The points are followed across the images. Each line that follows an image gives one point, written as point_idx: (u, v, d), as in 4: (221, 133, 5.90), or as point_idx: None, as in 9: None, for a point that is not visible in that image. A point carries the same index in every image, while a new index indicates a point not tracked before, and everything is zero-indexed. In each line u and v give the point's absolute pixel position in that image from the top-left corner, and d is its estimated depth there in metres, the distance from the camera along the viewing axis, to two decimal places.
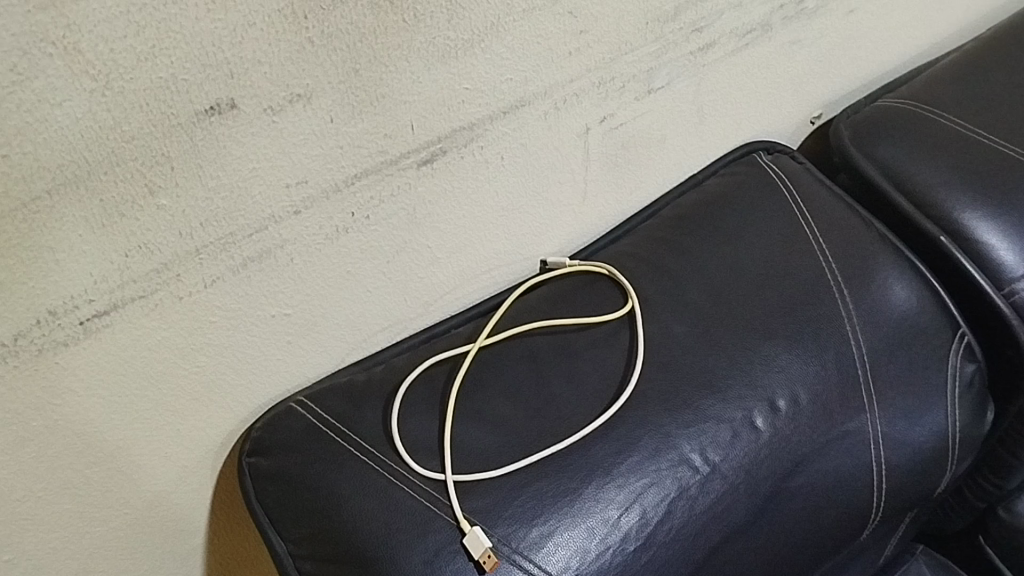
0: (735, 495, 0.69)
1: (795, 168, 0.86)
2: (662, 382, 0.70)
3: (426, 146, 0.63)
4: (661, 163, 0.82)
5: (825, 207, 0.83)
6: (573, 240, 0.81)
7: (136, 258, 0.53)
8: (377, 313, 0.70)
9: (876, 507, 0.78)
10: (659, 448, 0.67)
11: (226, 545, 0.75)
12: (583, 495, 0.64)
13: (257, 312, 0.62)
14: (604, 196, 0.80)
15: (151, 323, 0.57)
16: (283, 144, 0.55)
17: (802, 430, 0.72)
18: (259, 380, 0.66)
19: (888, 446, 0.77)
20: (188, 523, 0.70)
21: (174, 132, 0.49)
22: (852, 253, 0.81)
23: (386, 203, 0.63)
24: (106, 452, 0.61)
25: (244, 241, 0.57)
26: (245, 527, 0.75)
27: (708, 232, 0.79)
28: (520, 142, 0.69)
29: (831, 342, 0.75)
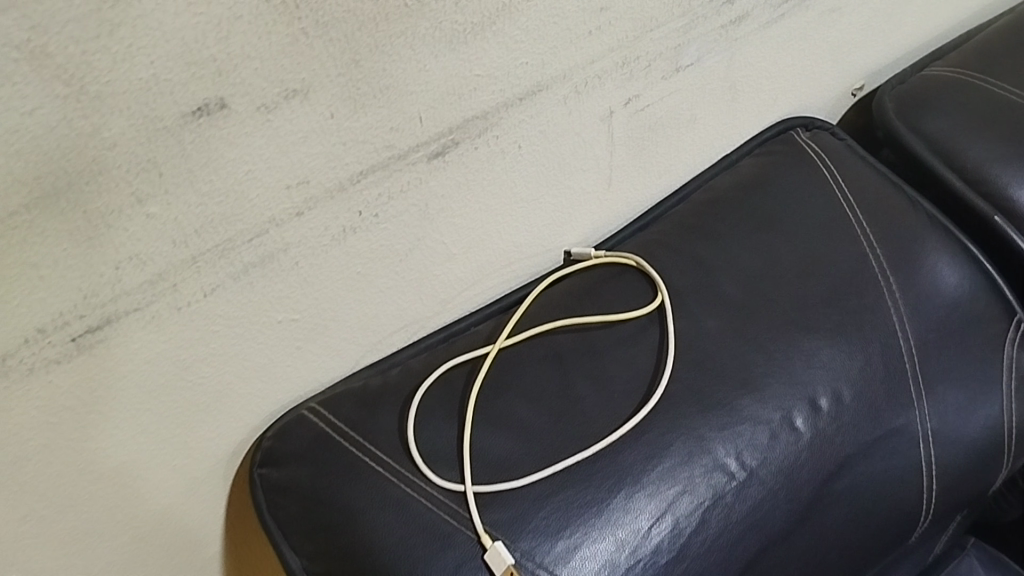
0: (774, 501, 0.65)
1: (836, 145, 0.81)
2: (693, 382, 0.66)
3: (437, 139, 0.59)
4: (691, 143, 0.77)
5: (869, 188, 0.78)
6: (599, 229, 0.76)
7: (128, 270, 0.50)
8: (391, 313, 0.66)
9: (926, 507, 0.74)
10: (693, 453, 0.63)
11: (244, 556, 0.72)
12: (611, 505, 0.61)
13: (263, 318, 0.58)
14: (631, 181, 0.75)
15: (149, 336, 0.54)
16: (280, 143, 0.51)
17: (846, 429, 0.68)
18: (269, 387, 0.63)
19: (937, 443, 0.72)
20: (203, 540, 0.68)
21: (160, 137, 0.46)
22: (898, 238, 0.76)
23: (396, 199, 0.59)
24: (110, 468, 0.58)
25: (244, 246, 0.54)
26: (262, 548, 0.73)
27: (742, 218, 0.74)
28: (539, 130, 0.64)
29: (876, 334, 0.71)
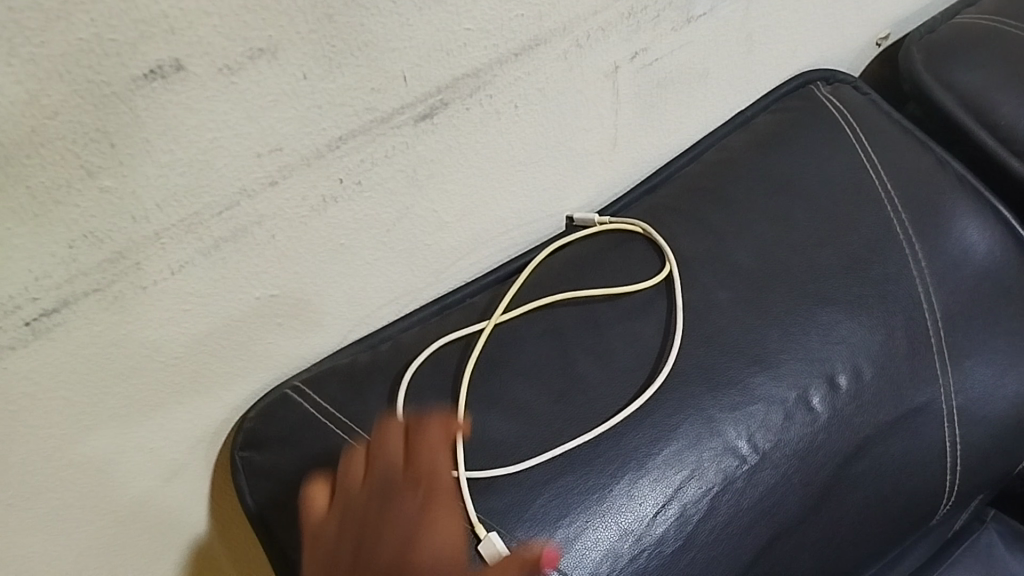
0: (787, 486, 0.61)
1: (859, 100, 0.75)
2: (703, 358, 0.62)
3: (424, 99, 0.54)
4: (703, 99, 0.72)
5: (894, 147, 0.73)
6: (603, 192, 0.71)
7: (83, 248, 0.45)
8: (379, 286, 0.62)
9: (949, 487, 0.70)
10: (702, 435, 0.59)
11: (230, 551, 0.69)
12: (614, 492, 0.57)
13: (238, 295, 0.54)
14: (639, 141, 0.70)
15: (113, 317, 0.49)
16: (248, 107, 0.46)
17: (865, 408, 0.64)
18: (251, 366, 0.59)
19: (962, 421, 0.68)
20: (186, 536, 0.64)
21: (109, 103, 0.41)
22: (924, 203, 0.71)
23: (380, 165, 0.54)
24: (80, 457, 0.54)
25: (213, 220, 0.49)
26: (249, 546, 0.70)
27: (757, 181, 0.69)
28: (537, 87, 0.59)
29: (899, 306, 0.66)
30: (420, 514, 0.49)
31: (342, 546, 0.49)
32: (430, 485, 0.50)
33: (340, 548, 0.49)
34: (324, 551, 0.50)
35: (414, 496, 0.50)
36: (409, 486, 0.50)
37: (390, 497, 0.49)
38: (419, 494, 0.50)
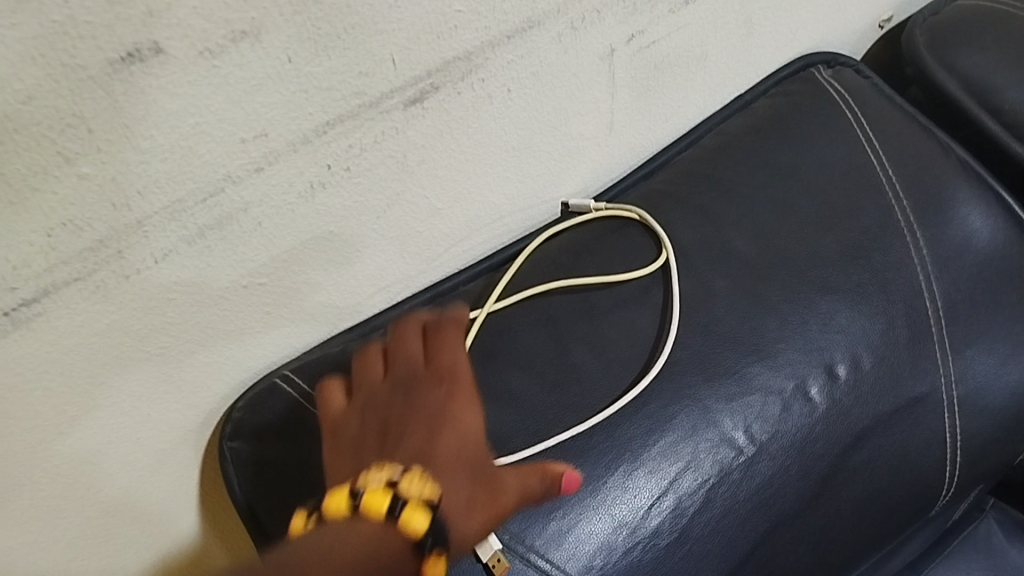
0: (784, 477, 0.60)
1: (860, 84, 0.74)
2: (699, 348, 0.61)
3: (414, 83, 0.52)
4: (702, 83, 0.71)
5: (895, 132, 0.71)
6: (599, 178, 0.70)
7: (62, 237, 0.44)
8: (370, 274, 0.61)
9: (950, 477, 0.69)
10: (698, 426, 0.58)
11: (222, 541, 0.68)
12: (608, 485, 0.56)
13: (225, 284, 0.53)
14: (636, 126, 0.69)
15: (96, 308, 0.48)
16: (231, 92, 0.45)
17: (864, 398, 0.63)
18: (239, 355, 0.58)
19: (962, 411, 0.67)
20: (175, 527, 0.63)
21: (85, 88, 0.40)
22: (926, 189, 0.69)
23: (370, 151, 0.53)
24: (64, 449, 0.53)
25: (197, 207, 0.48)
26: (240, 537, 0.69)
27: (755, 168, 0.68)
28: (530, 71, 0.58)
29: (900, 294, 0.65)
30: (442, 401, 0.51)
31: (367, 436, 0.51)
32: (452, 376, 0.53)
33: (365, 439, 0.51)
34: (350, 445, 0.51)
35: (435, 388, 0.52)
36: (432, 379, 0.52)
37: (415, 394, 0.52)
38: (440, 385, 0.52)
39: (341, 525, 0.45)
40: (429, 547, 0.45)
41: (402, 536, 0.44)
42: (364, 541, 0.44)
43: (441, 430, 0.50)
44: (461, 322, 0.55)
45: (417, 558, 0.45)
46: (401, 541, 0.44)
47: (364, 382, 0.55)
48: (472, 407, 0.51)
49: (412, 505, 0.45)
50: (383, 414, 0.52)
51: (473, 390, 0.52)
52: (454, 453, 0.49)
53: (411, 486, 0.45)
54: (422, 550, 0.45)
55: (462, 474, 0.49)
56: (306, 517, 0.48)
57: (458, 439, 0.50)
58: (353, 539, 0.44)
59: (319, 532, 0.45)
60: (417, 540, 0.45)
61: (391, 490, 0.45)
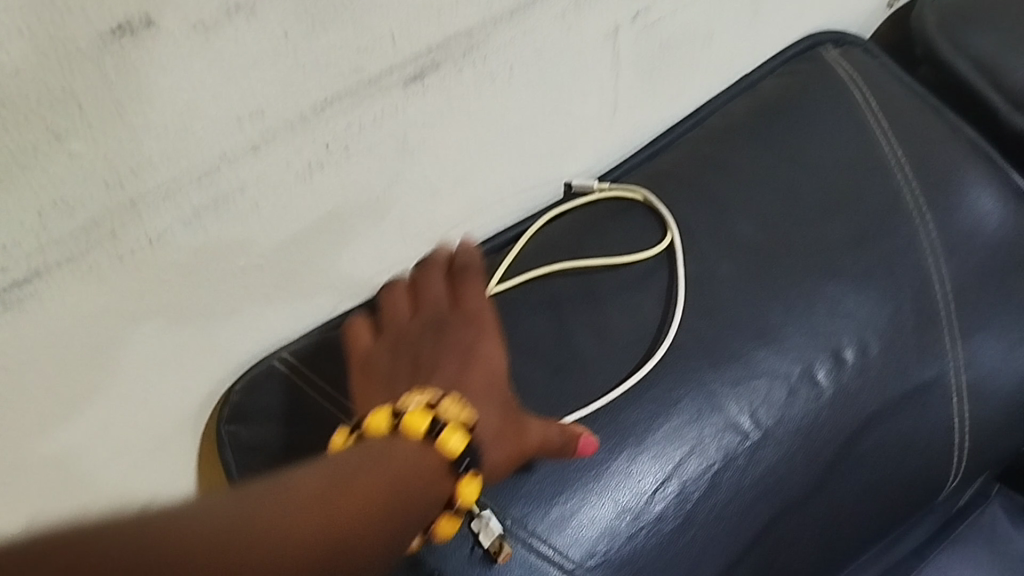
0: (790, 462, 0.59)
1: (869, 64, 0.72)
2: (704, 331, 0.60)
3: (414, 60, 0.51)
4: (708, 62, 0.69)
5: (905, 112, 0.70)
6: (603, 159, 0.69)
7: (54, 217, 0.43)
8: (370, 256, 0.60)
9: (957, 464, 0.68)
10: (703, 410, 0.57)
11: None
12: (612, 469, 0.55)
13: (222, 265, 0.52)
14: (641, 106, 0.67)
15: (89, 289, 0.47)
16: (226, 68, 0.44)
17: (872, 384, 0.62)
18: (237, 338, 0.57)
19: (971, 396, 0.66)
20: None
21: (75, 62, 0.39)
22: (935, 170, 0.68)
23: (369, 129, 0.52)
24: (59, 433, 0.52)
25: (192, 187, 0.47)
26: None
27: (762, 149, 0.67)
28: (533, 48, 0.57)
29: (909, 277, 0.64)
30: (472, 332, 0.49)
31: (398, 367, 0.48)
32: (479, 314, 0.50)
33: (396, 370, 0.48)
34: (379, 375, 0.49)
35: (464, 329, 0.49)
36: (460, 320, 0.50)
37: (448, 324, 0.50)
38: (469, 325, 0.50)
39: (383, 443, 0.42)
40: (467, 464, 0.43)
41: (442, 450, 0.42)
42: (408, 457, 0.41)
43: (471, 362, 0.48)
44: (477, 262, 0.54)
45: (454, 477, 0.43)
46: (439, 457, 0.42)
47: (389, 322, 0.51)
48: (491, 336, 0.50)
49: (453, 423, 0.43)
50: (411, 345, 0.49)
51: (493, 326, 0.50)
52: (485, 384, 0.47)
53: (452, 405, 0.43)
54: (459, 468, 0.43)
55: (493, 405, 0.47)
56: (347, 436, 0.45)
57: (487, 369, 0.48)
58: (403, 450, 0.41)
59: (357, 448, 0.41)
60: (454, 460, 0.42)
61: (431, 412, 0.43)
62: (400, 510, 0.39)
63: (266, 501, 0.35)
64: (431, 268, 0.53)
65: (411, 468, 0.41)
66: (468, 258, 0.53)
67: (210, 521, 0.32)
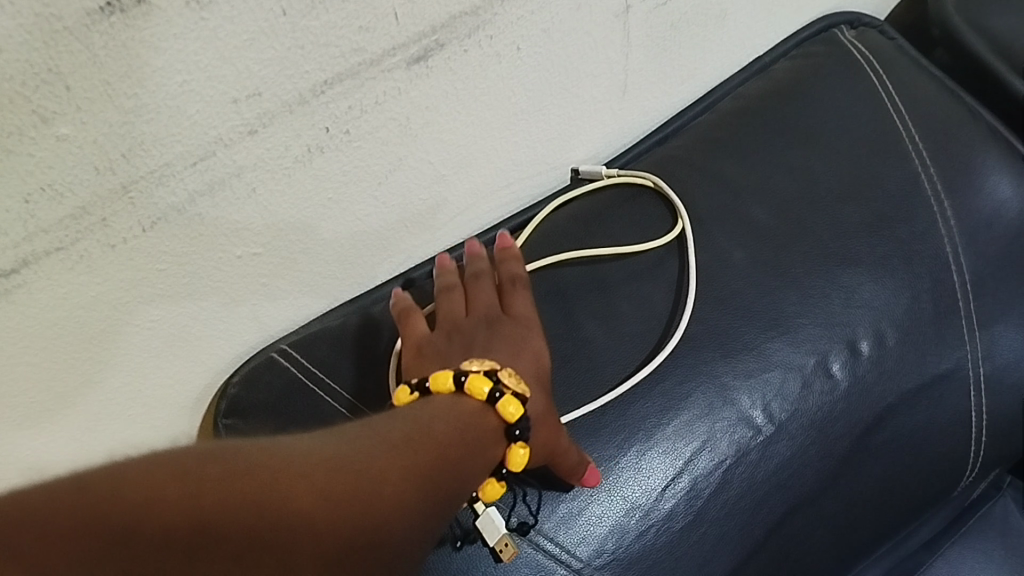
0: (804, 456, 0.58)
1: (885, 45, 0.70)
2: (716, 322, 0.58)
3: (418, 40, 0.49)
4: (720, 43, 0.67)
5: (923, 94, 0.68)
6: (611, 143, 0.67)
7: (42, 203, 0.41)
8: (372, 244, 0.58)
9: (974, 456, 0.67)
10: (714, 404, 0.56)
11: None
12: (620, 465, 0.53)
13: (218, 253, 0.50)
14: (650, 88, 0.65)
15: (80, 280, 0.45)
16: (221, 47, 0.42)
17: (888, 375, 0.60)
18: (235, 329, 0.55)
19: (989, 388, 0.65)
20: None
21: (61, 41, 0.37)
22: (953, 155, 0.66)
23: (370, 112, 0.50)
24: (49, 427, 0.50)
25: (186, 172, 0.45)
26: None
27: (775, 134, 0.65)
28: (541, 27, 0.55)
29: (926, 267, 0.62)
30: (521, 329, 0.51)
31: (453, 349, 0.49)
32: (527, 317, 0.52)
33: (450, 351, 0.49)
34: (430, 355, 0.50)
35: (516, 326, 0.51)
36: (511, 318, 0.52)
37: (497, 318, 0.51)
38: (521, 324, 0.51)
39: (448, 402, 0.44)
40: (521, 433, 0.44)
41: (501, 416, 0.44)
42: (468, 421, 0.43)
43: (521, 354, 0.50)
44: (522, 276, 0.54)
45: (508, 443, 0.44)
46: (497, 422, 0.44)
47: (439, 310, 0.52)
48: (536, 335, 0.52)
49: (513, 392, 0.45)
50: (465, 333, 0.50)
51: (538, 328, 0.52)
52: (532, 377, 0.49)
53: (512, 375, 0.46)
54: (515, 434, 0.44)
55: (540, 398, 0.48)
56: (409, 390, 0.45)
57: (535, 364, 0.50)
58: (453, 416, 0.43)
59: (425, 404, 0.43)
60: (510, 425, 0.44)
61: (491, 374, 0.45)
62: (434, 469, 0.39)
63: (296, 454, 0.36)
64: (480, 264, 0.54)
65: (451, 431, 0.42)
66: (518, 267, 0.55)
67: (238, 462, 0.33)
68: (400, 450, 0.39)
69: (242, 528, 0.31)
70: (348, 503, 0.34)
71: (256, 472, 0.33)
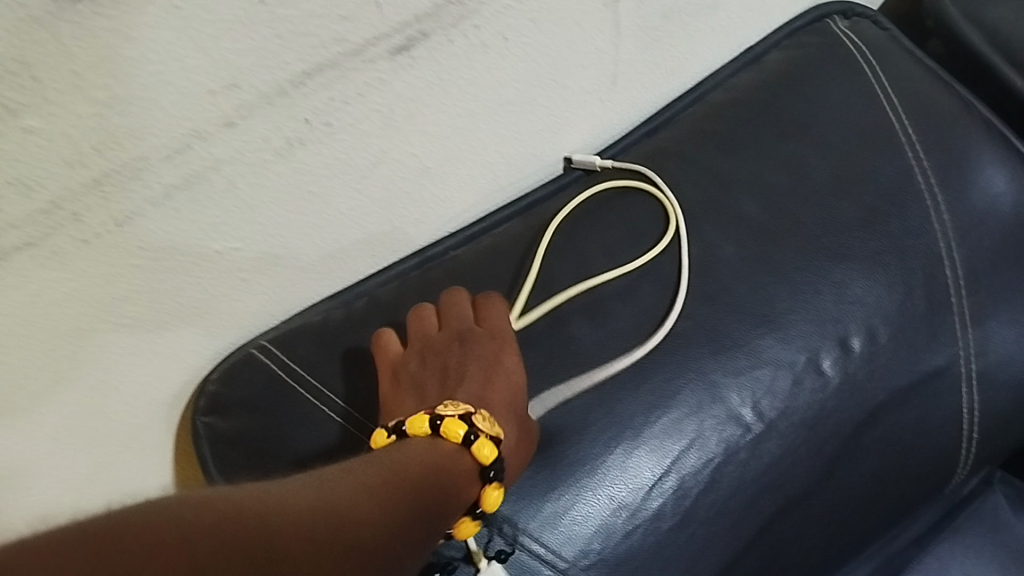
0: (793, 455, 0.57)
1: (879, 36, 0.69)
2: (706, 319, 0.57)
3: (401, 29, 0.48)
4: (711, 32, 0.65)
5: (916, 87, 0.67)
6: (600, 135, 0.65)
7: (10, 198, 0.39)
8: (355, 238, 0.56)
9: (965, 454, 0.66)
10: (703, 402, 0.55)
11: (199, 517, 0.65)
12: (607, 463, 0.52)
13: (197, 249, 0.48)
14: (640, 79, 0.64)
15: (53, 277, 0.43)
16: (196, 37, 0.40)
17: (879, 373, 0.60)
18: (215, 325, 0.54)
19: (981, 385, 0.64)
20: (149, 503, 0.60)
21: (26, 30, 0.35)
22: (947, 149, 0.65)
23: (353, 104, 0.49)
24: (23, 427, 0.49)
25: (161, 165, 0.43)
26: None
27: (767, 127, 0.64)
28: (528, 17, 0.53)
29: (918, 263, 0.62)
30: (496, 348, 0.51)
31: (428, 376, 0.49)
32: (502, 333, 0.52)
33: (425, 374, 0.49)
34: (405, 377, 0.50)
35: (490, 344, 0.51)
36: (485, 335, 0.51)
37: (472, 334, 0.51)
38: (494, 341, 0.51)
39: (423, 445, 0.44)
40: (495, 475, 0.45)
41: (475, 457, 0.44)
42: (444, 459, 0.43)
43: (494, 377, 0.49)
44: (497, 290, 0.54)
45: (482, 485, 0.44)
46: (472, 464, 0.44)
47: (411, 327, 0.52)
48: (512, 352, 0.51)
49: (488, 434, 0.45)
50: (439, 354, 0.50)
51: (513, 342, 0.52)
52: (505, 403, 0.49)
53: (487, 419, 0.45)
54: (489, 475, 0.44)
55: (512, 427, 0.49)
56: (386, 432, 0.45)
57: (509, 386, 0.50)
58: (425, 453, 0.43)
59: (399, 447, 0.43)
60: (484, 468, 0.44)
61: (467, 419, 0.45)
62: (413, 505, 0.38)
63: (273, 496, 0.35)
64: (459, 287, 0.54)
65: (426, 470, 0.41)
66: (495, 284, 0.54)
67: (211, 504, 0.32)
68: (376, 490, 0.38)
69: (217, 557, 0.30)
70: (326, 535, 0.33)
71: (229, 511, 0.32)
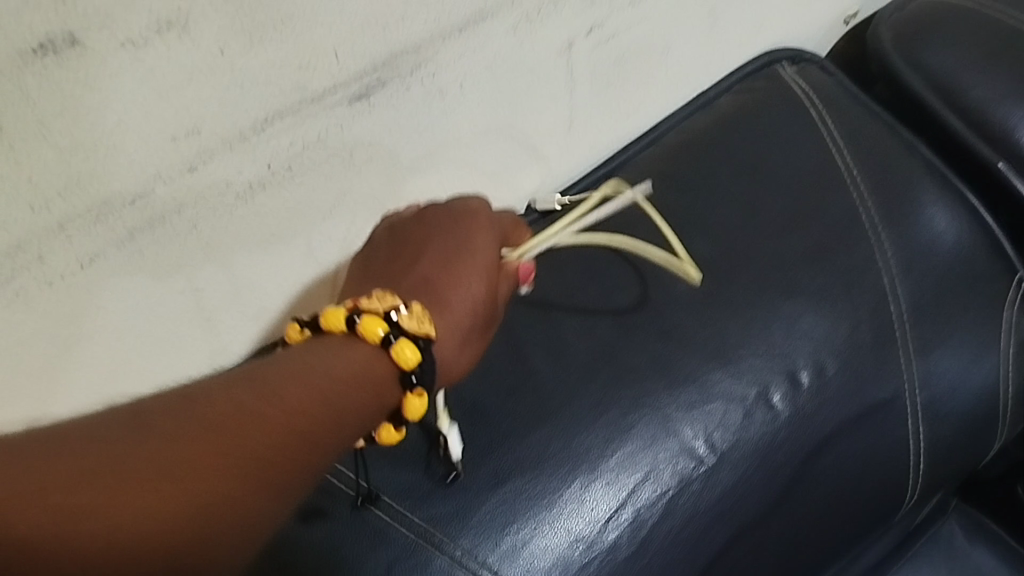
0: (745, 485, 0.59)
1: (824, 81, 0.72)
2: (658, 351, 0.59)
3: (358, 78, 0.50)
4: (663, 78, 0.68)
5: (861, 129, 0.70)
6: (558, 177, 0.68)
7: None
8: (317, 277, 0.58)
9: (913, 482, 0.68)
10: (657, 436, 0.56)
11: None
12: (564, 497, 0.54)
13: (160, 287, 0.50)
14: (596, 122, 0.66)
15: (14, 318, 0.44)
16: (159, 87, 0.42)
17: (827, 404, 0.62)
18: (179, 363, 0.54)
19: (927, 415, 0.66)
20: None
21: None
22: (892, 188, 0.68)
23: (312, 148, 0.50)
24: None
25: (125, 209, 0.45)
26: None
27: (717, 168, 0.67)
28: (483, 66, 0.56)
29: (865, 297, 0.64)
30: (471, 244, 0.51)
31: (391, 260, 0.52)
32: (475, 232, 0.52)
33: (390, 258, 0.52)
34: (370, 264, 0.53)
35: (458, 236, 0.51)
36: (458, 230, 0.52)
37: (451, 228, 0.52)
38: (462, 234, 0.52)
39: (337, 343, 0.43)
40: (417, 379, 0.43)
41: (396, 359, 0.43)
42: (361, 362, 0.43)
43: (455, 264, 0.50)
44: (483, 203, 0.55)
45: (403, 390, 0.43)
46: (391, 366, 0.43)
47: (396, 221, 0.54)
48: (491, 251, 0.51)
49: (410, 335, 0.43)
50: (409, 240, 0.52)
51: (490, 236, 0.52)
52: (458, 299, 0.49)
53: (413, 320, 0.44)
54: (410, 382, 0.43)
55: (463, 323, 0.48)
56: (302, 329, 0.45)
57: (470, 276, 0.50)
58: (339, 364, 0.42)
59: (314, 345, 0.43)
60: (404, 372, 0.43)
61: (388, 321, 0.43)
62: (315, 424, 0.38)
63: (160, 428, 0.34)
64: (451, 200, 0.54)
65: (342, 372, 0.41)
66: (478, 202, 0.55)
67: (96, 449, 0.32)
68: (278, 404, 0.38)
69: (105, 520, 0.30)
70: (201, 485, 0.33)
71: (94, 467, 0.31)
